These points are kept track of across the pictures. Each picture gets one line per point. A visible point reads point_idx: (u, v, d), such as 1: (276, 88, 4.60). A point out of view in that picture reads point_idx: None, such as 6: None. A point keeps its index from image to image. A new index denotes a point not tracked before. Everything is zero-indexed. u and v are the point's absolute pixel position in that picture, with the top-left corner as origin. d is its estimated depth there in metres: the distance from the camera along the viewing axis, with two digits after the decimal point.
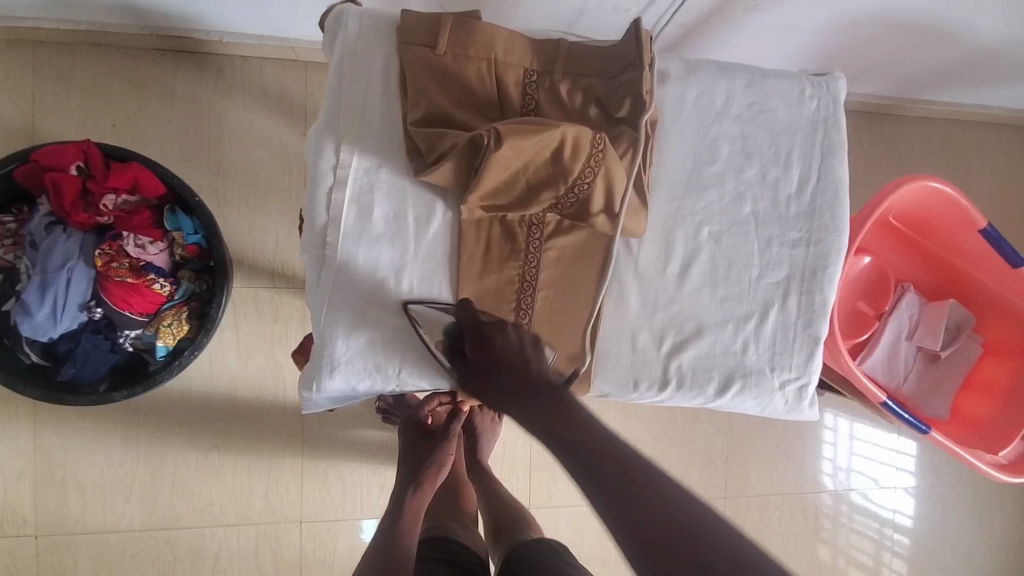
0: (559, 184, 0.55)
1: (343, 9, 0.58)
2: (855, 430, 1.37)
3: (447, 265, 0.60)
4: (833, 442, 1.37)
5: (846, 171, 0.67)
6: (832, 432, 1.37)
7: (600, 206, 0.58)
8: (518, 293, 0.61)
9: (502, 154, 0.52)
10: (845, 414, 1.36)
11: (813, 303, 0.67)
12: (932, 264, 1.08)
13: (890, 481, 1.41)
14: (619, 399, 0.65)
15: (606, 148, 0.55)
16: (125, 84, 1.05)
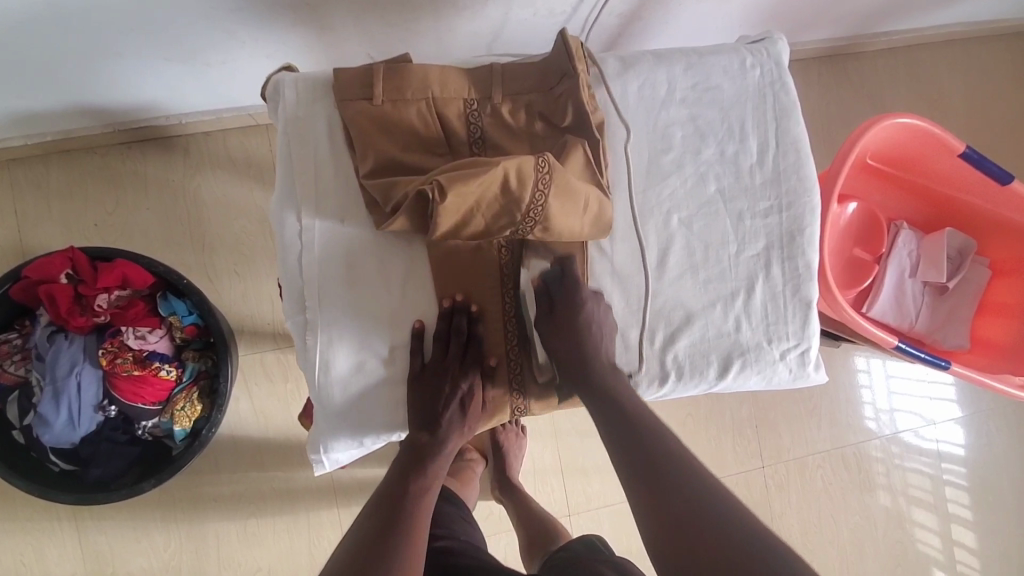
0: (514, 213, 0.55)
1: (278, 78, 0.59)
2: (890, 370, 1.36)
3: (428, 303, 0.60)
4: (870, 385, 1.36)
5: (803, 131, 0.67)
6: (866, 376, 1.36)
7: (563, 216, 0.57)
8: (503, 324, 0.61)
9: (448, 204, 0.52)
10: (877, 355, 1.35)
11: (797, 268, 0.67)
12: (920, 196, 1.07)
13: (941, 416, 1.38)
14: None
15: (550, 168, 0.55)
16: (99, 182, 1.07)
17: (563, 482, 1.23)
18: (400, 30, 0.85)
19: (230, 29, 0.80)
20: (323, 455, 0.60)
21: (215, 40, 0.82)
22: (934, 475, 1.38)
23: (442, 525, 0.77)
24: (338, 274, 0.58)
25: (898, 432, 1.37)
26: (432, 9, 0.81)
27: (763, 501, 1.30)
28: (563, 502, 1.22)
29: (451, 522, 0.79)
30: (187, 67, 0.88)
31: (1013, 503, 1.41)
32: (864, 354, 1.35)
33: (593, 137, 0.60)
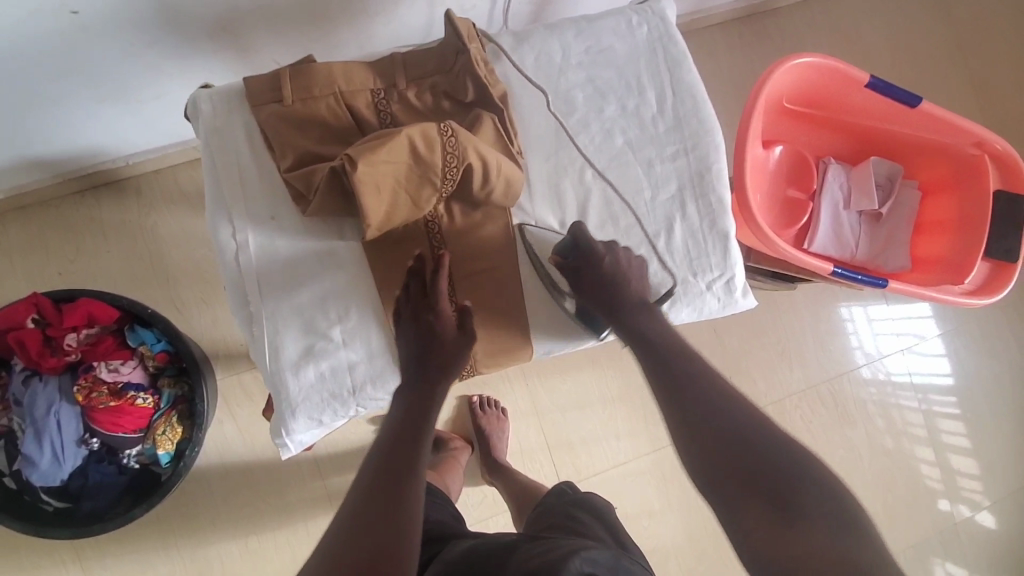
0: (432, 178, 0.57)
1: (194, 95, 0.63)
2: (871, 314, 1.41)
3: (365, 284, 0.64)
4: (855, 332, 1.40)
5: (697, 77, 0.72)
6: (850, 323, 1.40)
7: (480, 175, 0.59)
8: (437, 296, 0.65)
9: (363, 174, 0.53)
10: (857, 302, 1.40)
11: (710, 203, 0.71)
12: (843, 131, 1.12)
13: (907, 344, 1.42)
14: (564, 350, 0.70)
15: (455, 130, 0.56)
16: (58, 232, 1.11)
17: (552, 457, 1.26)
18: (321, 41, 0.90)
19: (156, 62, 0.84)
20: (287, 439, 0.64)
21: (143, 75, 0.86)
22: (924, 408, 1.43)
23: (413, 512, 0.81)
24: (274, 268, 0.62)
25: (892, 374, 1.42)
26: (348, 17, 0.86)
27: None
28: (555, 476, 1.25)
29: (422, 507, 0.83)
30: (121, 106, 0.92)
31: (989, 415, 1.46)
32: (848, 304, 1.40)
33: (496, 108, 0.64)
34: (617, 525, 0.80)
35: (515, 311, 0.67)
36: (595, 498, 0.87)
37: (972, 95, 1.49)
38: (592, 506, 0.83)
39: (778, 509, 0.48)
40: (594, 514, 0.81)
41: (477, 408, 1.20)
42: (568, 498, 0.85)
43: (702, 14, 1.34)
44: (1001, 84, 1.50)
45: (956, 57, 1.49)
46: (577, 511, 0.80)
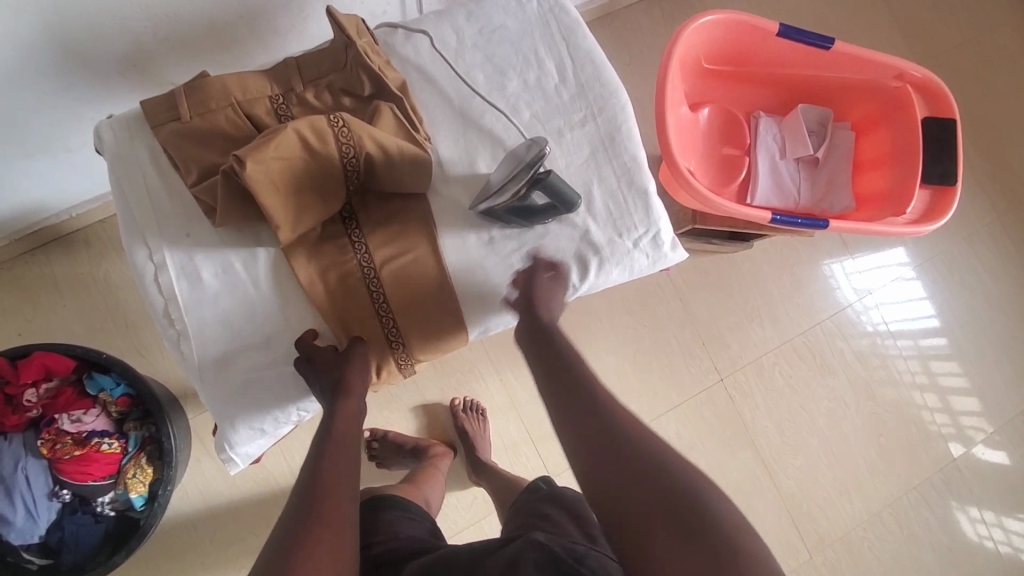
0: (331, 169, 0.61)
1: (95, 126, 0.64)
2: (848, 268, 1.42)
3: (288, 287, 0.64)
4: (839, 287, 1.41)
5: (593, 42, 0.73)
6: (833, 280, 1.42)
7: (378, 161, 0.62)
8: (363, 288, 0.65)
9: (254, 172, 0.57)
10: (835, 260, 1.42)
11: (625, 162, 0.72)
12: (768, 84, 1.13)
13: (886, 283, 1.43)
14: (499, 326, 0.70)
15: (345, 120, 0.60)
16: (12, 294, 1.11)
17: (539, 449, 1.25)
18: (239, 65, 0.92)
19: (74, 109, 0.85)
20: (231, 453, 0.64)
21: (65, 124, 0.87)
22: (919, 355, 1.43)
23: (381, 532, 0.75)
24: (196, 283, 0.63)
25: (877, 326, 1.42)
26: (258, 38, 0.88)
27: (732, 412, 1.34)
28: (544, 468, 1.24)
29: (392, 526, 0.77)
30: (48, 158, 0.92)
31: (970, 346, 1.46)
32: (829, 262, 1.42)
33: (393, 97, 0.66)
34: (593, 520, 0.72)
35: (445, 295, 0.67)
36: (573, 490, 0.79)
37: (899, 36, 1.52)
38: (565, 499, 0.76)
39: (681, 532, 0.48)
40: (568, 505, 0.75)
41: (459, 409, 1.20)
42: (543, 493, 0.78)
43: None
44: (926, 22, 1.53)
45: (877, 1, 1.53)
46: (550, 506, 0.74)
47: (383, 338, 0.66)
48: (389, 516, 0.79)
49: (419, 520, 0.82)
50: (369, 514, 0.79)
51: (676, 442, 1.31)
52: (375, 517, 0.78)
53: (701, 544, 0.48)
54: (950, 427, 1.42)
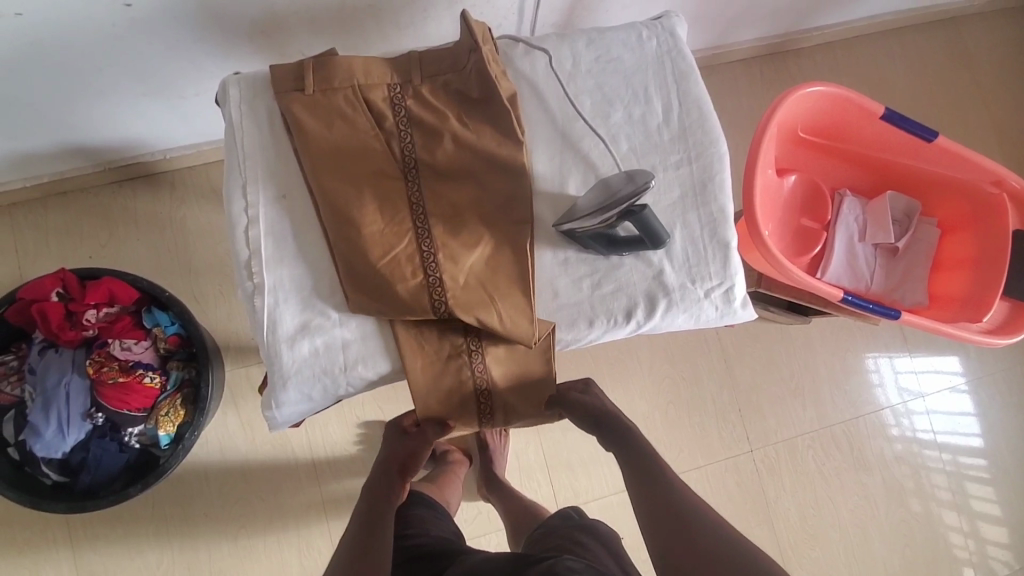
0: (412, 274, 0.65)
1: (224, 80, 0.68)
2: (897, 366, 1.37)
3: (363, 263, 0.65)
4: (882, 385, 1.36)
5: (704, 90, 0.73)
6: (877, 375, 1.36)
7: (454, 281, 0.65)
8: (431, 295, 0.64)
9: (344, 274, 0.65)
10: (884, 353, 1.36)
11: (712, 212, 0.72)
12: (860, 164, 1.12)
13: (941, 386, 1.37)
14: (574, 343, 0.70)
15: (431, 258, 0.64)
16: (94, 218, 1.17)
17: (552, 478, 1.23)
18: (354, 50, 0.96)
19: (199, 60, 0.90)
20: (277, 412, 0.66)
21: (188, 72, 0.92)
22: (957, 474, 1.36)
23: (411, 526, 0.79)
24: (282, 243, 0.65)
25: (916, 431, 1.36)
26: (379, 28, 0.93)
27: (755, 486, 1.29)
28: (551, 498, 1.23)
29: (421, 522, 0.81)
30: (163, 100, 0.98)
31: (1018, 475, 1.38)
32: (875, 353, 1.36)
33: (503, 105, 0.67)
34: (626, 559, 0.72)
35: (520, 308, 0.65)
36: (604, 525, 0.79)
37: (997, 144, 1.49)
38: (597, 534, 0.76)
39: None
40: (600, 540, 0.74)
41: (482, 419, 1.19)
42: (574, 522, 0.78)
43: (722, 50, 1.38)
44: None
45: (971, 109, 1.53)
46: (584, 535, 0.74)
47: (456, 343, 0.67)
48: (417, 512, 0.83)
49: (442, 518, 0.85)
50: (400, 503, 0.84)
51: None
52: (402, 511, 0.82)
53: None
54: (979, 556, 1.34)
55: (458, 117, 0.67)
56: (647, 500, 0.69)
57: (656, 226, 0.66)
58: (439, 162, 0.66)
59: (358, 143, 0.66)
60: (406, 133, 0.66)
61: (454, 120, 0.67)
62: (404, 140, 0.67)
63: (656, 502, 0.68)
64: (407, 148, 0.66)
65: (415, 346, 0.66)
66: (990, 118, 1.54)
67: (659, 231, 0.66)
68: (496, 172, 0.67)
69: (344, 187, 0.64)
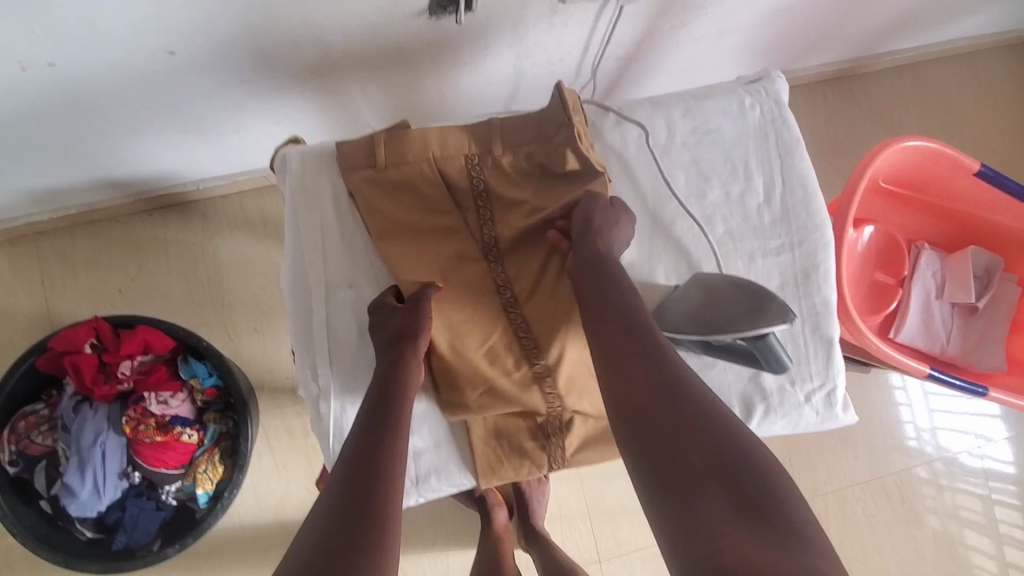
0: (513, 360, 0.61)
1: (284, 152, 0.62)
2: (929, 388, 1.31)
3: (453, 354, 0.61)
4: (908, 403, 1.31)
5: (810, 167, 0.66)
6: (904, 393, 1.30)
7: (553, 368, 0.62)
8: (541, 391, 0.61)
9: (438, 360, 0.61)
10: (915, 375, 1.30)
11: (814, 305, 0.65)
12: (940, 216, 1.04)
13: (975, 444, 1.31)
14: None
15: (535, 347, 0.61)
16: (123, 249, 1.11)
17: (594, 527, 1.19)
18: (407, 88, 0.89)
19: (244, 101, 0.83)
20: None
21: (232, 112, 0.85)
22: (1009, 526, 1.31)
23: None
24: (349, 337, 0.60)
25: (955, 478, 1.30)
26: (437, 67, 0.85)
27: None
28: (593, 547, 1.18)
29: None
30: (201, 136, 0.90)
31: None
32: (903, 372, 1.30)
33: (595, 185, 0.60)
34: None
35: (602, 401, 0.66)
36: None
37: None
38: None
39: (747, 511, 0.41)
40: None
41: None
42: None
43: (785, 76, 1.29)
44: None
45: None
46: None
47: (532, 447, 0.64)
48: None
49: None
50: None
51: None
52: None
53: (775, 539, 0.39)
54: None
55: (544, 197, 0.60)
56: (625, 385, 0.51)
57: (783, 354, 0.55)
58: (522, 245, 0.62)
59: (433, 224, 0.61)
60: (487, 208, 0.61)
61: (539, 199, 0.61)
62: (483, 218, 0.61)
63: (647, 394, 0.49)
64: (486, 227, 0.61)
65: (490, 454, 0.64)
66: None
67: (783, 359, 0.55)
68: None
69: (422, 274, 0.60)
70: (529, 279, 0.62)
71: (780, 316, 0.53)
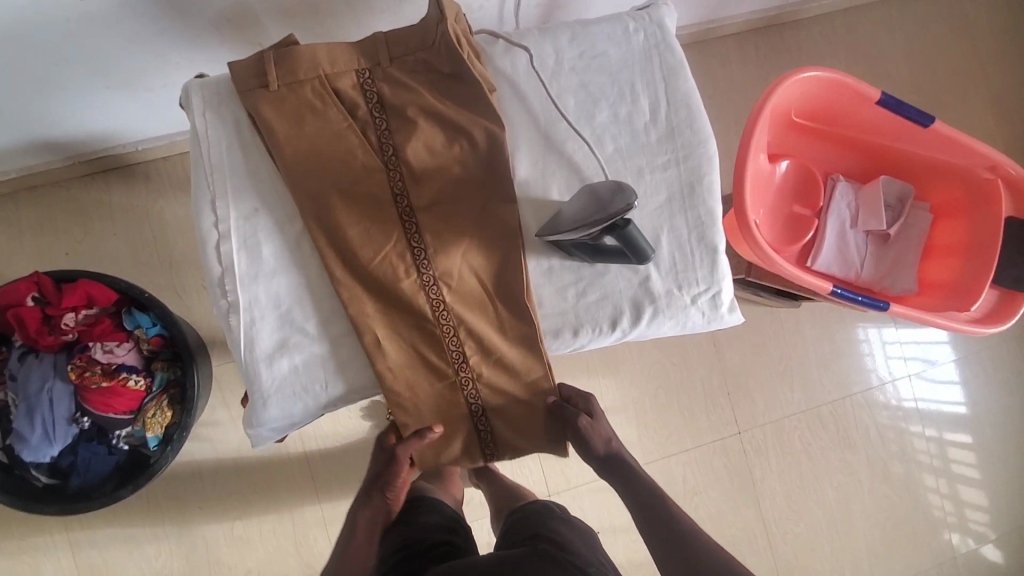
0: (407, 263, 0.64)
1: (186, 86, 0.64)
2: (886, 336, 1.38)
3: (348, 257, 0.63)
4: (871, 353, 1.37)
5: (692, 86, 0.70)
6: (867, 344, 1.37)
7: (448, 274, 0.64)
8: (426, 292, 0.64)
9: (339, 267, 0.63)
10: (873, 323, 1.37)
11: (699, 216, 0.70)
12: (853, 149, 1.09)
13: (916, 369, 1.38)
14: (567, 348, 0.68)
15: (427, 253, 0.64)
16: (67, 213, 1.13)
17: (543, 464, 1.25)
18: (327, 37, 0.92)
19: (165, 53, 0.85)
20: (260, 430, 0.65)
21: (154, 64, 0.87)
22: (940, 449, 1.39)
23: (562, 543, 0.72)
24: (258, 260, 0.63)
25: (901, 398, 1.38)
26: (354, 14, 0.88)
27: (743, 466, 1.32)
28: (543, 483, 1.24)
29: (575, 543, 0.73)
30: (129, 93, 0.93)
31: (998, 449, 1.41)
32: (865, 324, 1.37)
33: (481, 92, 0.64)
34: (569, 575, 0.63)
35: (523, 319, 0.66)
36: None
37: (983, 122, 1.49)
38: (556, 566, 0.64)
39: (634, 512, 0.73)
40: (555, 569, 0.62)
41: None
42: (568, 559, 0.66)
43: (715, 24, 1.33)
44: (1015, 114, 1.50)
45: (969, 83, 1.49)
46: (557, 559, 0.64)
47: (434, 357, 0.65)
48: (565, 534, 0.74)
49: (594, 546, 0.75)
50: (542, 511, 0.80)
51: (678, 485, 1.30)
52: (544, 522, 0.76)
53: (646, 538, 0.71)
54: (958, 524, 1.38)
55: (436, 99, 0.64)
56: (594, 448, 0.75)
57: (641, 245, 0.63)
58: (418, 148, 0.64)
59: (330, 134, 0.63)
60: (382, 114, 0.64)
61: (429, 97, 0.64)
62: (380, 128, 0.64)
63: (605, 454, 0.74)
64: (383, 135, 0.64)
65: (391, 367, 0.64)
66: (989, 91, 1.50)
67: (643, 248, 0.62)
68: (474, 162, 0.65)
69: (317, 183, 0.63)
70: (418, 187, 0.64)
71: (624, 203, 0.59)
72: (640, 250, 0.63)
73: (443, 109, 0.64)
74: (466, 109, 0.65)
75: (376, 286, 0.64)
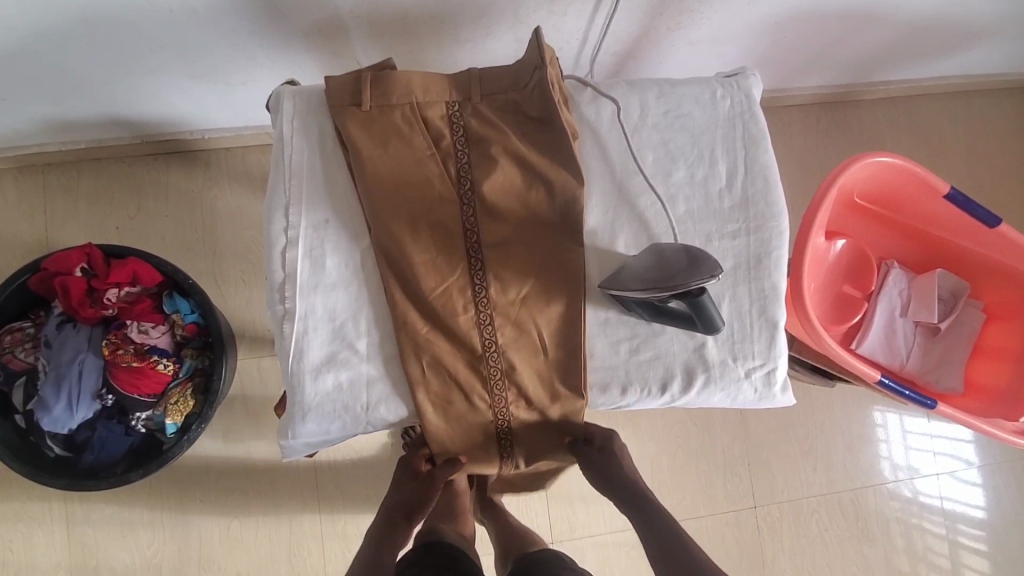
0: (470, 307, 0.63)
1: (279, 92, 0.66)
2: (907, 425, 1.33)
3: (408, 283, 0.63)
4: (887, 440, 1.33)
5: (772, 159, 0.70)
6: (884, 431, 1.33)
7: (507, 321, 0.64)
8: (480, 331, 0.63)
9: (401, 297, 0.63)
10: (893, 410, 1.33)
11: (763, 289, 0.68)
12: (911, 237, 1.08)
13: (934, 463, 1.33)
14: (609, 404, 0.67)
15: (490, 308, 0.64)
16: (125, 189, 1.15)
17: (550, 508, 1.22)
18: (409, 59, 0.93)
19: (253, 53, 0.87)
20: (293, 441, 0.64)
21: (240, 61, 0.89)
22: (958, 556, 1.33)
23: None
24: (319, 271, 0.64)
25: (920, 493, 1.33)
26: (439, 40, 0.89)
27: (754, 544, 1.27)
28: (548, 528, 1.21)
29: None
30: (209, 84, 0.95)
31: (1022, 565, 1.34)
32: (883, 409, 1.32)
33: (564, 137, 0.64)
34: None
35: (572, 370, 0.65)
36: None
37: None
38: None
39: None
40: None
41: None
42: None
43: (781, 94, 1.34)
44: None
45: None
46: None
47: (489, 448, 0.66)
48: None
49: None
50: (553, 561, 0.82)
51: None
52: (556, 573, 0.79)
53: None
54: None
55: (520, 138, 0.65)
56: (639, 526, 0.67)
57: (713, 315, 0.61)
58: (495, 184, 0.64)
59: (411, 159, 0.64)
60: (465, 146, 0.64)
61: (512, 135, 0.65)
62: (460, 160, 0.64)
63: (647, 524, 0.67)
64: (462, 167, 0.64)
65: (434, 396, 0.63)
66: None
67: (715, 319, 0.61)
68: (548, 203, 0.65)
69: (390, 205, 0.63)
70: (488, 222, 0.64)
71: (708, 272, 0.58)
72: (708, 320, 0.61)
73: (525, 149, 0.64)
74: (546, 151, 0.65)
75: (432, 319, 0.63)
